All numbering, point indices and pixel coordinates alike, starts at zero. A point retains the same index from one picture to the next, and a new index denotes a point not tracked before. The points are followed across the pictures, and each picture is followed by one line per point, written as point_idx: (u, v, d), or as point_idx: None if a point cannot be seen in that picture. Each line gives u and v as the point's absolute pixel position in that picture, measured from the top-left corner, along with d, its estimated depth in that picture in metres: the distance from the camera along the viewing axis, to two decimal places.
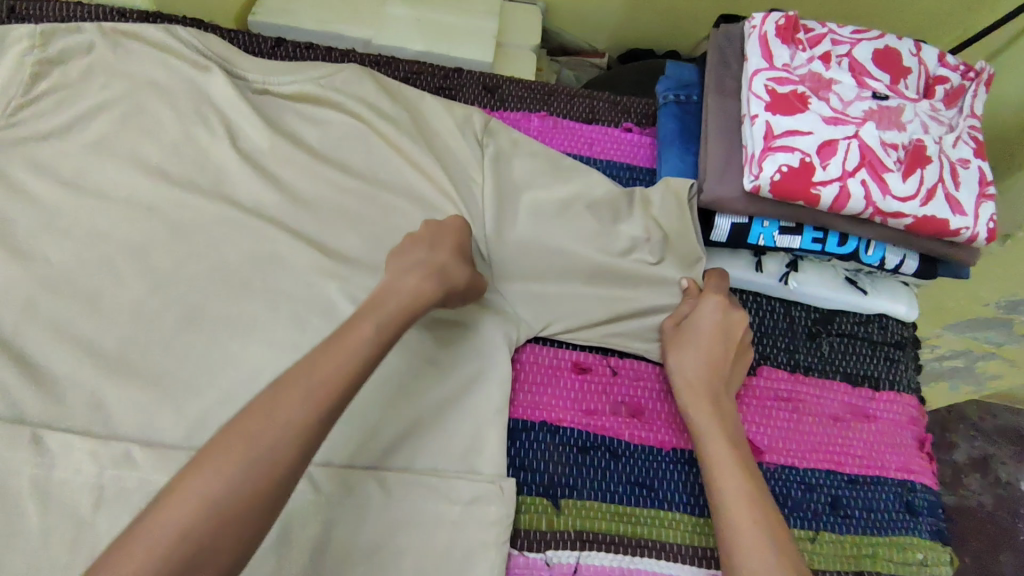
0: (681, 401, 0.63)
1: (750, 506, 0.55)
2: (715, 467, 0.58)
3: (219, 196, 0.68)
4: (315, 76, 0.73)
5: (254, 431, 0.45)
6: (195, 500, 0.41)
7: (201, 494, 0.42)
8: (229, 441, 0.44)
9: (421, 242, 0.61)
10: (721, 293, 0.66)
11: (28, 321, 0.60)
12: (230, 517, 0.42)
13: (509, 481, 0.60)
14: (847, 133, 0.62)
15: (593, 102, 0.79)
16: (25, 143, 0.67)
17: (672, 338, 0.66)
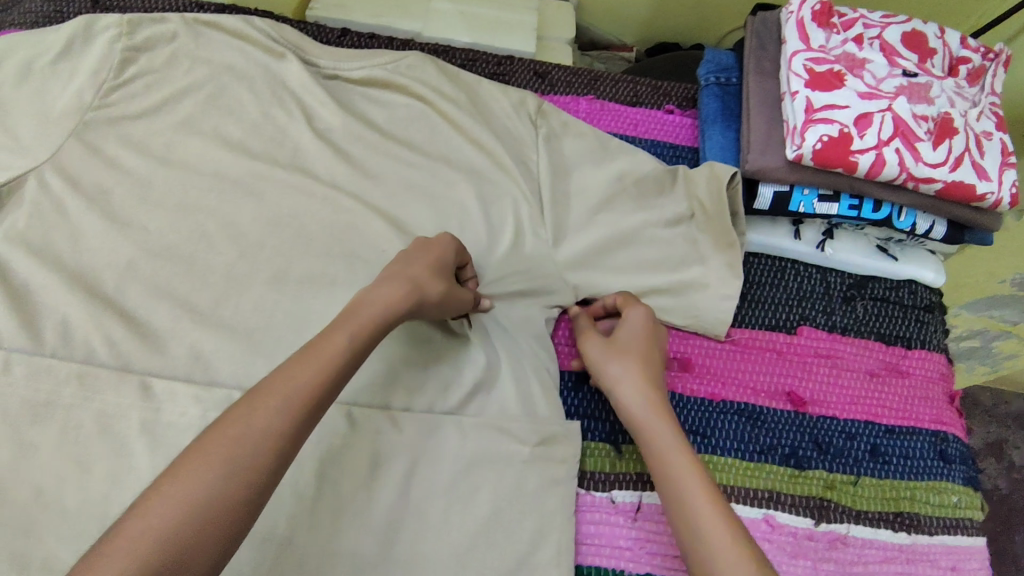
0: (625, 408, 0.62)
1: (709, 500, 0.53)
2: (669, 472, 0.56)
3: (298, 169, 0.73)
4: (381, 61, 0.78)
5: (262, 407, 0.48)
6: (207, 470, 0.44)
7: (221, 449, 0.45)
8: (238, 417, 0.47)
9: (403, 255, 0.62)
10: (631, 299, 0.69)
11: (129, 281, 0.66)
12: (235, 485, 0.45)
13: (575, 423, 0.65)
14: (882, 106, 0.67)
15: (636, 86, 0.85)
16: (118, 122, 0.73)
17: (594, 359, 0.66)
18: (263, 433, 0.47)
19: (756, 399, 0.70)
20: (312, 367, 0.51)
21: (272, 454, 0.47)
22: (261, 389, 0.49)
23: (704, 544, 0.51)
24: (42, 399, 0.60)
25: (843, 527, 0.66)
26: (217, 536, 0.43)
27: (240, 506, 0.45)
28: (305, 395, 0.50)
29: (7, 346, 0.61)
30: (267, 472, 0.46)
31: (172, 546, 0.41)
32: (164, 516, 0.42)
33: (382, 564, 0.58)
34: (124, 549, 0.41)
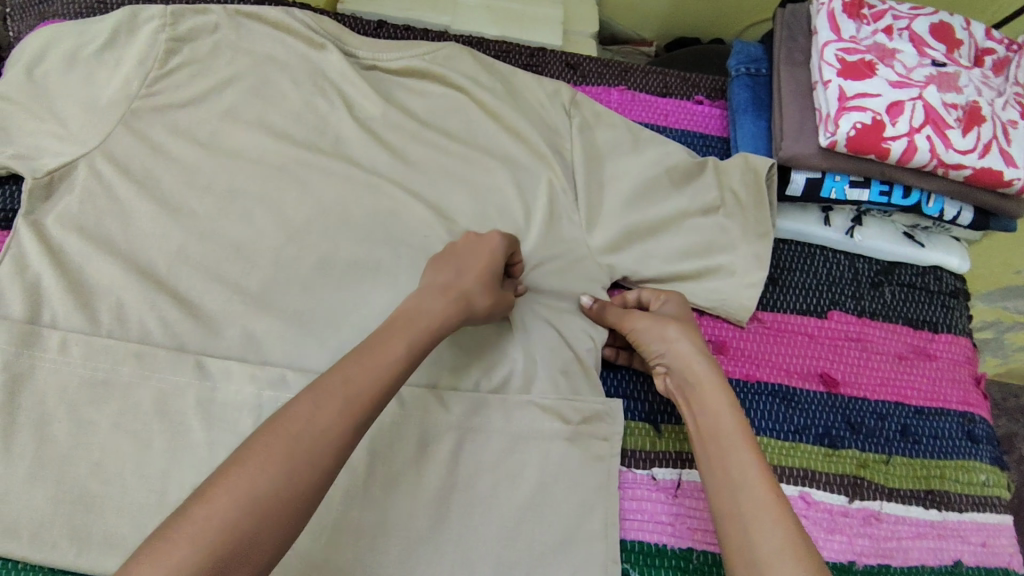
0: (689, 375, 0.63)
1: (761, 476, 0.56)
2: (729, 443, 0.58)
3: (340, 156, 0.75)
4: (419, 52, 0.80)
5: (323, 406, 0.49)
6: (269, 464, 0.45)
7: (283, 445, 0.46)
8: (299, 414, 0.48)
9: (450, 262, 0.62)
10: (671, 294, 0.71)
11: (181, 264, 0.68)
12: (296, 483, 0.46)
13: (615, 403, 0.67)
14: (912, 95, 0.69)
15: (666, 78, 0.87)
16: (165, 110, 0.74)
17: (644, 330, 0.67)
18: (325, 434, 0.48)
19: (789, 380, 0.72)
20: (370, 368, 0.52)
21: (331, 454, 0.48)
22: (321, 386, 0.50)
23: (758, 515, 0.53)
24: (100, 377, 0.62)
25: (876, 504, 0.68)
26: (275, 531, 0.44)
27: (300, 499, 0.46)
28: (364, 396, 0.50)
29: (66, 327, 0.63)
30: (325, 471, 0.47)
31: (234, 539, 0.43)
32: (227, 509, 0.43)
33: (433, 535, 0.61)
34: (189, 538, 0.42)
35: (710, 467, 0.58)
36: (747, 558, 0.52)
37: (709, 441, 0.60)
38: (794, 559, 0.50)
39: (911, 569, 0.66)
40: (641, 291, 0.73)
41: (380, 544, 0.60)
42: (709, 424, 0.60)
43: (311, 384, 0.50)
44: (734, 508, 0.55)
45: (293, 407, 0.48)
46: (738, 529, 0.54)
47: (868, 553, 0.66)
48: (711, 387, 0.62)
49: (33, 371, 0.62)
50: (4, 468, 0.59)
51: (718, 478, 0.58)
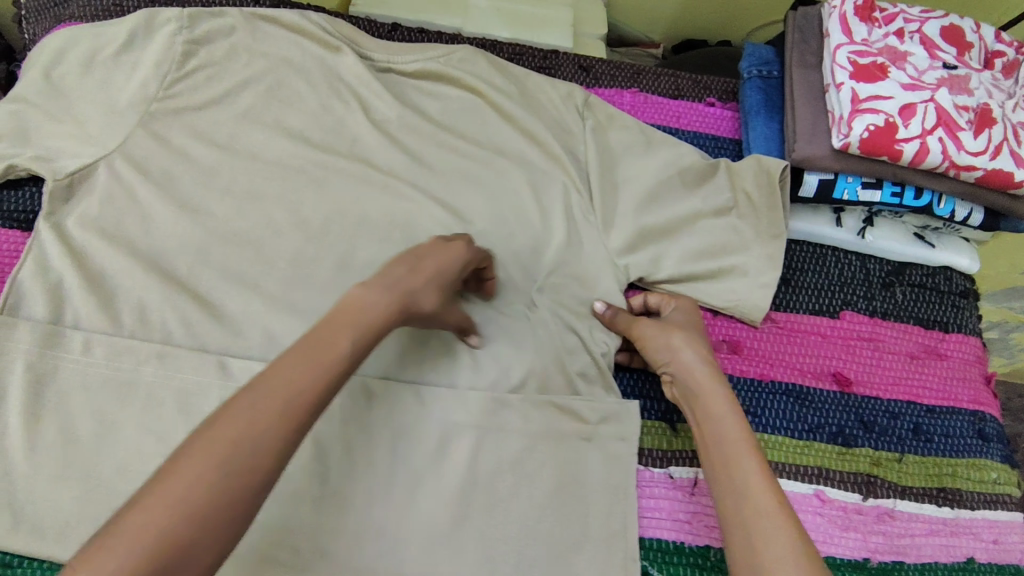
0: (692, 382, 0.64)
1: (763, 480, 0.56)
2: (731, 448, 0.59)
3: (356, 158, 0.76)
4: (434, 55, 0.81)
5: (262, 408, 0.46)
6: (204, 470, 0.42)
7: (220, 447, 0.44)
8: (236, 416, 0.45)
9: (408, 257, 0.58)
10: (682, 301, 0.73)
11: (201, 265, 0.68)
12: (234, 489, 0.43)
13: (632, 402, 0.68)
14: (924, 97, 0.70)
15: (678, 80, 0.87)
16: (183, 112, 0.75)
17: (649, 337, 0.68)
18: (262, 438, 0.45)
19: (803, 379, 0.73)
20: (313, 367, 0.49)
21: (270, 459, 0.45)
22: (259, 385, 0.47)
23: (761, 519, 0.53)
24: (123, 376, 0.63)
25: (890, 502, 0.68)
26: (213, 540, 0.42)
27: (242, 503, 0.43)
28: (306, 397, 0.47)
29: (88, 328, 0.64)
30: (265, 475, 0.45)
31: (171, 549, 0.40)
32: (162, 516, 0.41)
33: (453, 533, 0.62)
34: (121, 549, 0.39)
35: (715, 473, 0.59)
36: (750, 562, 0.52)
37: (712, 447, 0.60)
38: (796, 562, 0.50)
39: (924, 566, 0.67)
40: (652, 295, 0.74)
41: (402, 542, 0.61)
42: (712, 430, 0.61)
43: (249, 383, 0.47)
44: (738, 513, 0.55)
45: (228, 407, 0.46)
46: (743, 534, 0.54)
47: (882, 551, 0.66)
48: (712, 392, 0.63)
49: (57, 371, 0.63)
50: (31, 466, 0.60)
51: (722, 483, 0.58)
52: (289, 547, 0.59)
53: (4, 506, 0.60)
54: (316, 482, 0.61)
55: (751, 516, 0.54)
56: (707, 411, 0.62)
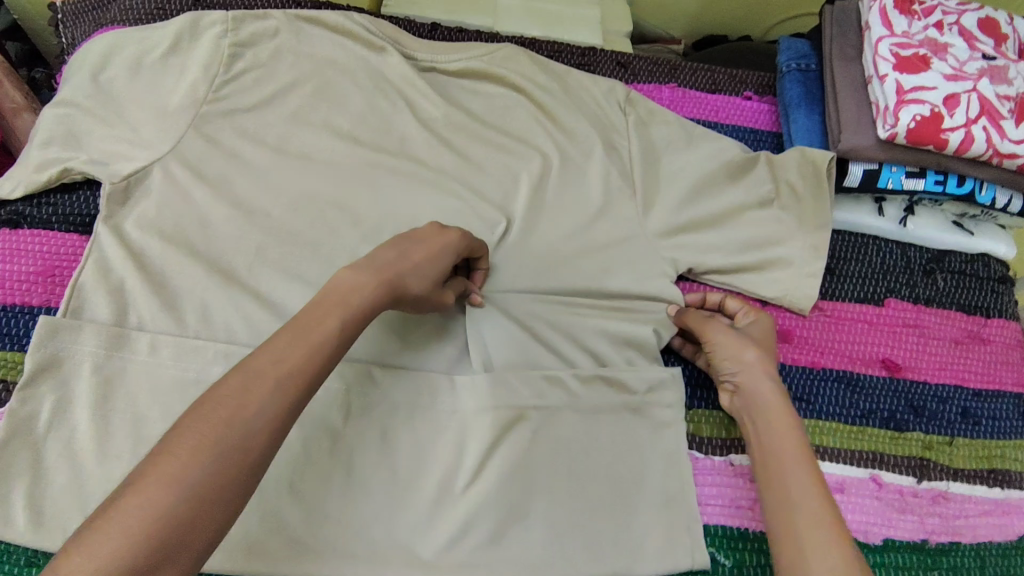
0: (754, 398, 0.66)
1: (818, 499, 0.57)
2: (786, 463, 0.60)
3: (406, 156, 0.76)
4: (476, 54, 0.81)
5: (255, 386, 0.46)
6: (199, 450, 0.42)
7: (211, 430, 0.43)
8: (230, 396, 0.45)
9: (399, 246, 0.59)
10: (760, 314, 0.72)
11: (261, 265, 0.69)
12: (230, 467, 0.43)
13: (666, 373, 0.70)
14: (967, 87, 0.72)
15: (714, 74, 0.89)
16: (233, 114, 0.75)
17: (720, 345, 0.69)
18: (258, 416, 0.45)
19: (852, 366, 0.74)
20: (302, 346, 0.49)
21: (265, 438, 0.45)
22: (251, 366, 0.47)
23: (807, 533, 0.55)
24: (191, 376, 0.63)
25: (943, 484, 0.70)
26: (213, 518, 0.42)
27: (239, 483, 0.43)
28: (302, 375, 0.48)
29: (153, 329, 0.65)
30: (259, 453, 0.45)
31: (171, 527, 0.40)
32: (160, 495, 0.40)
33: (523, 522, 0.62)
34: (117, 528, 0.39)
35: (769, 487, 0.60)
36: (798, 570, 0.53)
37: (769, 462, 0.61)
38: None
39: (979, 545, 0.69)
40: (732, 299, 0.74)
41: (473, 531, 0.61)
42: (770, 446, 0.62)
43: (236, 366, 0.47)
44: (789, 528, 0.56)
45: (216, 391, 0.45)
46: (793, 548, 0.55)
47: (939, 531, 0.69)
48: (776, 411, 0.64)
49: (124, 372, 0.63)
50: (102, 468, 0.60)
51: (776, 495, 0.59)
52: (363, 540, 0.60)
53: (77, 507, 0.59)
54: (386, 476, 0.62)
55: (804, 534, 0.55)
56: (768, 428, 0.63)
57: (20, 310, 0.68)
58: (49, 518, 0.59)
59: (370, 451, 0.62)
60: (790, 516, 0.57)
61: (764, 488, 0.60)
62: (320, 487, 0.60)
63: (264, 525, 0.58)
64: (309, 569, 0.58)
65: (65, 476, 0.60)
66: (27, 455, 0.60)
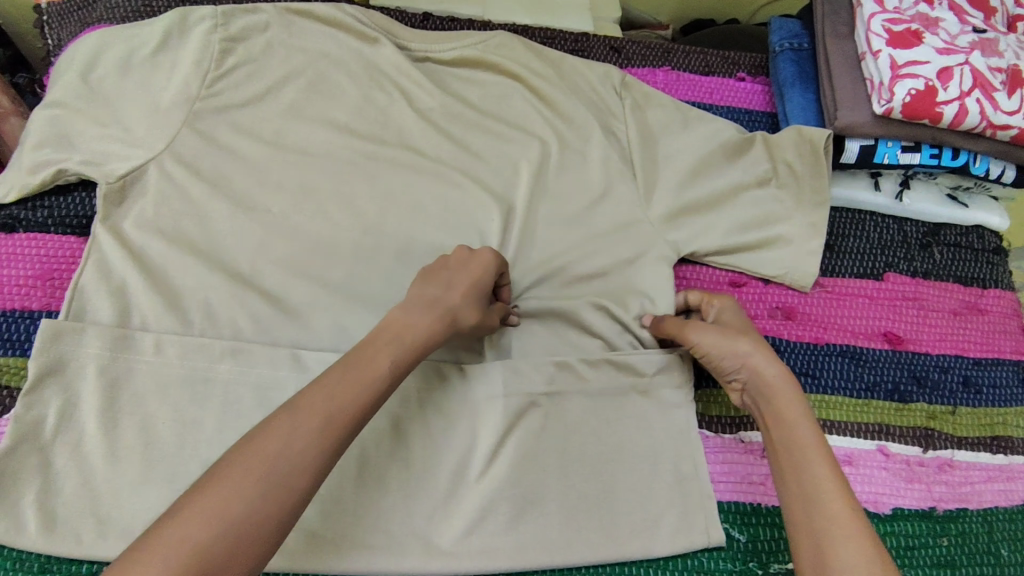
0: (761, 382, 0.62)
1: (838, 494, 0.53)
2: (801, 455, 0.57)
3: (404, 146, 0.76)
4: (471, 42, 0.80)
5: (303, 424, 0.47)
6: (245, 484, 0.44)
7: (258, 462, 0.45)
8: (279, 431, 0.47)
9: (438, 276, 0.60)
10: (724, 301, 0.70)
11: (264, 262, 0.68)
12: (273, 501, 0.44)
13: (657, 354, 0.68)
14: (960, 61, 0.73)
15: (707, 56, 0.89)
16: (226, 110, 0.73)
17: (709, 343, 0.65)
18: (300, 455, 0.46)
19: (855, 340, 0.75)
20: (352, 383, 0.51)
21: (307, 475, 0.46)
22: (302, 402, 0.48)
23: (825, 532, 0.51)
24: (200, 376, 0.63)
25: (948, 452, 0.72)
26: (250, 554, 0.43)
27: (280, 516, 0.45)
28: (349, 414, 0.49)
29: (158, 330, 0.64)
30: (301, 489, 0.46)
31: (208, 563, 0.41)
32: (201, 528, 0.42)
33: (539, 507, 0.62)
34: (157, 559, 0.40)
35: (785, 484, 0.57)
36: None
37: (784, 453, 0.58)
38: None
39: (986, 511, 0.70)
40: (692, 292, 0.73)
41: (489, 517, 0.61)
42: (782, 436, 0.59)
43: (287, 402, 0.49)
44: (808, 523, 0.53)
45: (268, 425, 0.47)
46: (812, 546, 0.52)
47: (947, 499, 0.70)
48: (786, 400, 0.60)
49: (131, 374, 0.62)
50: (113, 471, 0.60)
51: (794, 492, 0.56)
52: (380, 531, 0.60)
53: (90, 512, 0.59)
54: (399, 468, 0.62)
55: (826, 535, 0.51)
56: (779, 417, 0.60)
57: (20, 315, 0.67)
58: (62, 524, 0.58)
59: (383, 442, 0.62)
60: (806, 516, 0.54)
61: (781, 486, 0.57)
62: (335, 482, 0.60)
63: None
64: (327, 562, 0.58)
65: (76, 481, 0.59)
66: (36, 460, 0.59)
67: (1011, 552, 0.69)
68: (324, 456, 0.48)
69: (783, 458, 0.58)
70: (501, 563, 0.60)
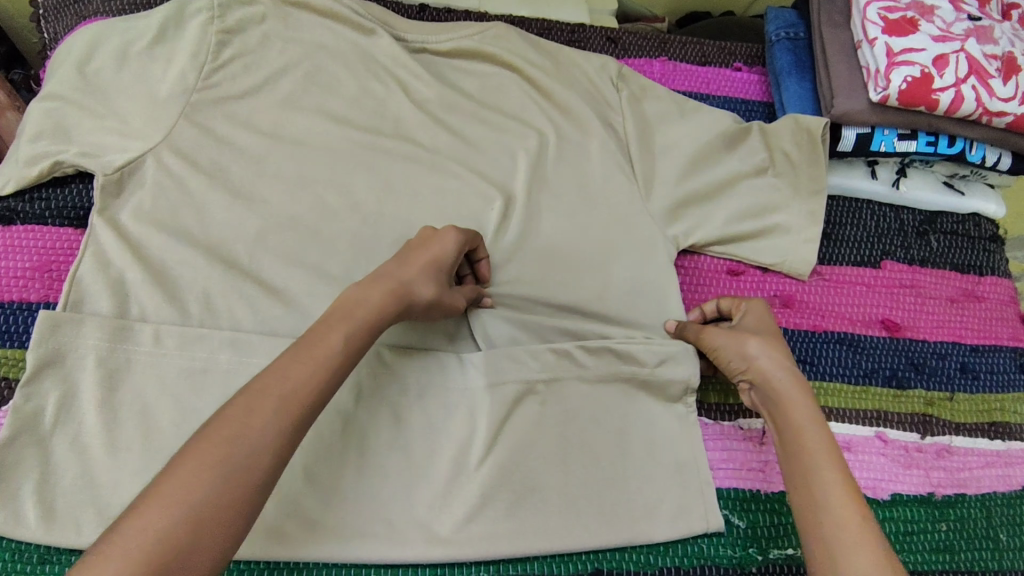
0: (774, 386, 0.62)
1: (846, 498, 0.53)
2: (812, 458, 0.56)
3: (402, 137, 0.76)
4: (468, 33, 0.80)
5: (258, 407, 0.47)
6: (204, 472, 0.43)
7: (215, 450, 0.44)
8: (236, 417, 0.46)
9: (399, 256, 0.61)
10: (753, 304, 0.69)
11: (261, 252, 0.68)
12: (235, 485, 0.44)
13: (680, 347, 0.68)
14: (955, 48, 0.73)
15: (704, 47, 0.89)
16: (223, 102, 0.73)
17: (724, 347, 0.66)
18: (266, 438, 0.46)
19: (853, 328, 0.76)
20: (307, 365, 0.50)
21: (268, 457, 0.46)
22: (257, 386, 0.48)
23: (834, 538, 0.51)
24: (198, 365, 0.63)
25: (946, 438, 0.72)
26: (216, 539, 0.42)
27: (245, 500, 0.44)
28: (309, 393, 0.49)
29: (156, 320, 0.64)
30: (266, 471, 0.46)
31: (172, 550, 0.41)
32: (161, 518, 0.41)
33: (539, 493, 0.63)
34: (117, 550, 0.40)
35: (796, 487, 0.57)
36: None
37: (792, 457, 0.58)
38: None
39: (984, 496, 0.71)
40: (724, 298, 0.72)
41: (490, 503, 0.61)
42: (793, 440, 0.58)
43: (243, 389, 0.48)
44: (817, 528, 0.53)
45: (224, 413, 0.46)
46: (822, 551, 0.52)
47: (945, 484, 0.70)
48: (796, 403, 0.60)
49: (129, 365, 0.62)
50: (112, 461, 0.60)
51: (804, 496, 0.56)
52: (380, 519, 0.60)
53: (89, 501, 0.59)
54: (398, 455, 0.62)
55: (836, 540, 0.51)
56: (789, 423, 0.59)
57: (18, 307, 0.67)
58: (61, 514, 0.58)
59: (383, 429, 0.62)
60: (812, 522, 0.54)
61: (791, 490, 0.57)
62: (335, 469, 0.60)
63: (281, 508, 0.58)
64: (328, 548, 0.58)
65: (76, 470, 0.59)
66: (35, 450, 0.59)
67: (1010, 536, 0.69)
68: (287, 435, 0.47)
69: (794, 462, 0.58)
70: (501, 549, 0.60)
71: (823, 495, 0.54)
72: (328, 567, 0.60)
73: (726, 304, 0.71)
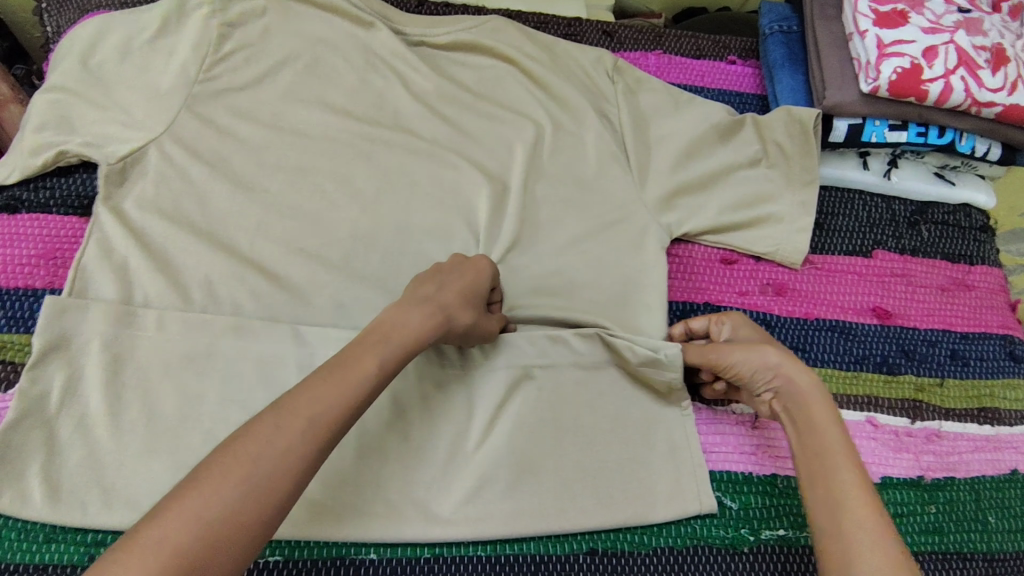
0: (798, 393, 0.62)
1: (872, 505, 0.54)
2: (835, 461, 0.58)
3: (401, 129, 0.77)
4: (466, 26, 0.81)
5: (285, 427, 0.48)
6: (226, 487, 0.44)
7: (238, 465, 0.45)
8: (262, 432, 0.47)
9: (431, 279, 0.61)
10: (733, 318, 0.70)
11: (263, 240, 0.70)
12: (252, 501, 0.45)
13: (672, 348, 0.66)
14: (945, 40, 0.75)
15: (699, 40, 0.90)
16: (224, 93, 0.74)
17: (744, 361, 0.64)
18: (278, 437, 0.47)
19: (844, 316, 0.77)
20: (334, 388, 0.50)
21: (287, 476, 0.46)
22: (285, 404, 0.49)
23: (853, 538, 0.53)
24: (201, 351, 0.64)
25: (936, 423, 0.74)
26: (231, 553, 0.43)
27: (260, 515, 0.45)
28: (333, 412, 0.50)
29: (160, 306, 0.65)
30: (285, 488, 0.47)
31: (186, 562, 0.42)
32: (181, 530, 0.42)
33: (536, 476, 0.64)
34: (137, 561, 0.41)
35: (814, 487, 0.58)
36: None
37: (813, 459, 0.59)
38: None
39: (973, 480, 0.72)
40: (695, 319, 0.72)
41: (488, 485, 0.63)
42: (815, 444, 0.59)
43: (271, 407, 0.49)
44: (838, 529, 0.54)
45: (250, 428, 0.48)
46: (840, 551, 0.53)
47: (935, 468, 0.71)
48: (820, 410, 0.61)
49: (134, 349, 0.64)
50: (116, 442, 0.61)
51: (823, 496, 0.57)
52: (380, 500, 0.61)
53: (95, 482, 0.60)
54: (398, 438, 0.63)
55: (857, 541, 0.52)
56: (812, 428, 0.60)
57: (24, 293, 0.68)
58: (67, 494, 0.60)
59: (382, 413, 0.63)
60: (831, 522, 0.55)
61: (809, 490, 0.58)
62: (335, 452, 0.61)
63: None
64: (328, 527, 0.60)
65: (81, 452, 0.61)
66: (41, 432, 0.60)
67: (999, 519, 0.71)
68: (310, 455, 0.48)
69: (815, 463, 0.58)
70: (499, 530, 0.62)
71: (843, 497, 0.55)
72: (329, 547, 0.61)
73: (697, 325, 0.72)
